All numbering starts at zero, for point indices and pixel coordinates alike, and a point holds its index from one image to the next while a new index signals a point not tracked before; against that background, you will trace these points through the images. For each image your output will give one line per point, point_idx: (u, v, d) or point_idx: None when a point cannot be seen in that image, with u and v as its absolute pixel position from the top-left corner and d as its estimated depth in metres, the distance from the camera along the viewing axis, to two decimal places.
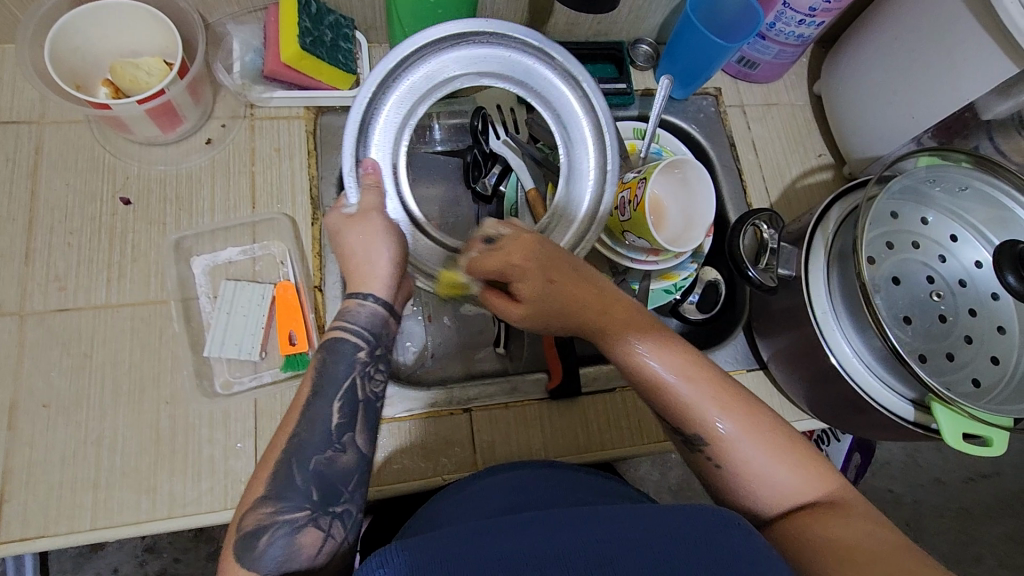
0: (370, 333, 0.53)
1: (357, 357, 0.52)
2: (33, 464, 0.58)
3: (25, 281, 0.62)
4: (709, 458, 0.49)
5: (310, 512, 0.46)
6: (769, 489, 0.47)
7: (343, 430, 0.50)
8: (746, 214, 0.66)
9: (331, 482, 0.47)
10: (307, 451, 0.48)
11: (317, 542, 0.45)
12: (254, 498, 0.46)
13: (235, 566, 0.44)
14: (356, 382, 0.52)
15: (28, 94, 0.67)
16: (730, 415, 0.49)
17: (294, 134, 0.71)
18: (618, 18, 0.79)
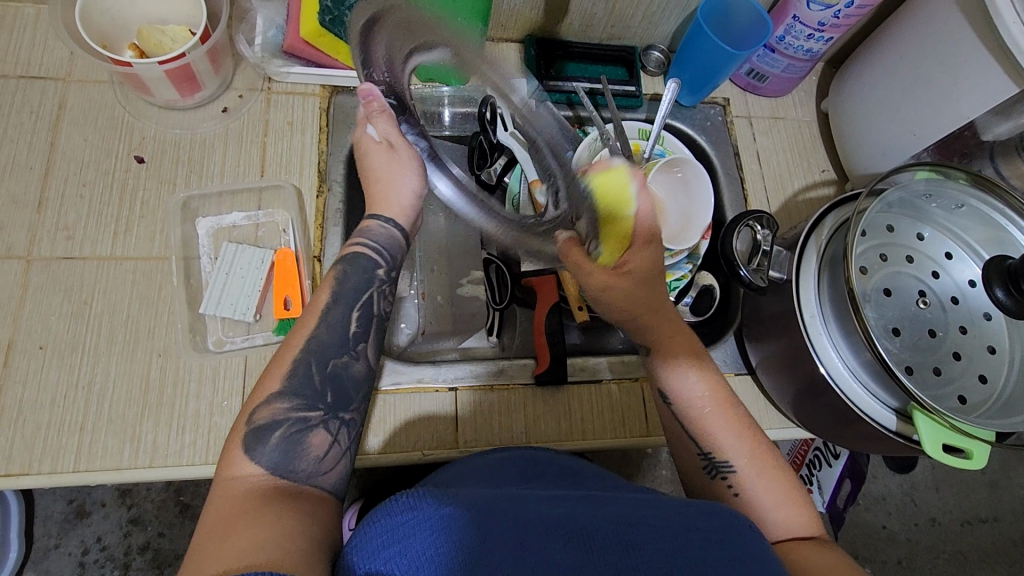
0: (387, 252, 0.60)
1: (375, 273, 0.59)
2: (25, 402, 0.59)
3: (36, 228, 0.64)
4: (728, 485, 0.54)
5: (322, 413, 0.52)
6: (775, 520, 0.52)
7: (358, 340, 0.57)
8: (742, 214, 0.67)
9: (344, 386, 0.54)
10: (327, 353, 0.54)
11: (324, 445, 0.51)
12: (267, 394, 0.51)
13: (241, 455, 0.48)
14: (373, 297, 0.58)
15: (57, 51, 0.70)
16: (759, 453, 0.55)
17: (307, 109, 0.73)
18: (632, 23, 0.81)
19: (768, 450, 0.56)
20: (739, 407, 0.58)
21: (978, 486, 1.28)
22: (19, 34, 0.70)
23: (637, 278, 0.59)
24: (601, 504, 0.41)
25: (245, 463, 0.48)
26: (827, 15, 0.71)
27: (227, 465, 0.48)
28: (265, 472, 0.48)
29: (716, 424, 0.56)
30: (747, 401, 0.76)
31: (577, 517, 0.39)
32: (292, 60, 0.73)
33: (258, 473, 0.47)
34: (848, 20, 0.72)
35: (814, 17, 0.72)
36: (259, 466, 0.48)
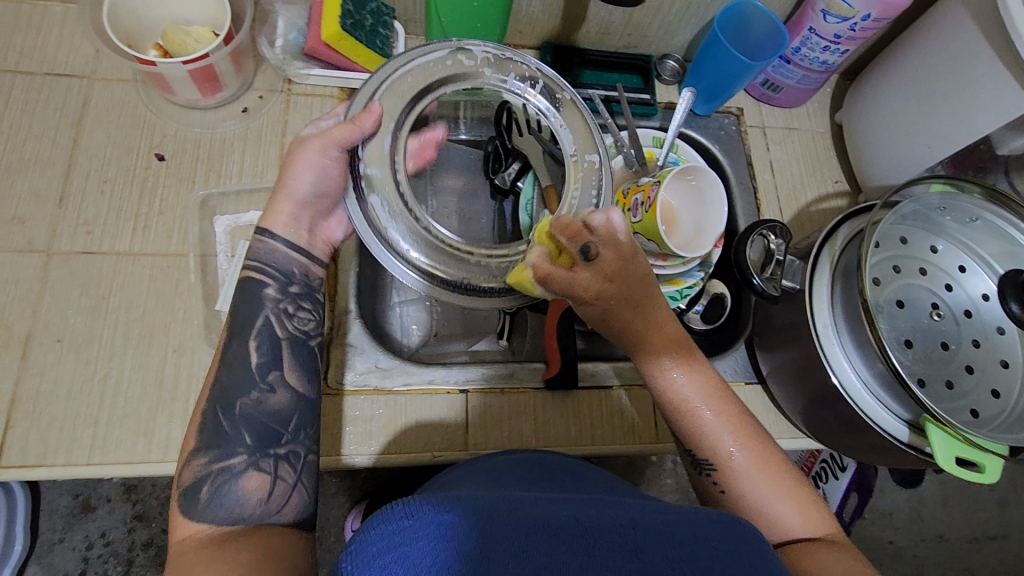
0: (278, 270, 0.56)
1: (267, 294, 0.55)
2: (41, 394, 0.60)
3: (56, 222, 0.65)
4: (716, 483, 0.53)
5: (247, 457, 0.49)
6: (767, 519, 0.51)
7: (267, 370, 0.53)
8: (754, 224, 0.66)
9: (262, 423, 0.51)
10: (232, 394, 0.51)
11: (263, 486, 0.49)
12: (187, 452, 0.49)
13: (184, 520, 0.46)
14: (272, 320, 0.54)
15: (82, 50, 0.71)
16: (747, 450, 0.53)
17: (326, 111, 0.74)
18: (649, 32, 0.82)
19: (758, 446, 0.53)
20: (728, 398, 0.55)
21: (987, 504, 1.26)
22: (46, 31, 0.71)
23: (599, 272, 0.49)
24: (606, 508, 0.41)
25: (187, 523, 0.46)
26: (843, 28, 0.72)
27: (173, 530, 0.47)
28: (211, 526, 0.46)
29: (700, 424, 0.54)
30: (757, 410, 0.76)
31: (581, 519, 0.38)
32: (312, 62, 0.73)
33: (206, 529, 0.46)
34: (864, 33, 0.73)
35: (831, 29, 0.73)
36: (201, 523, 0.46)
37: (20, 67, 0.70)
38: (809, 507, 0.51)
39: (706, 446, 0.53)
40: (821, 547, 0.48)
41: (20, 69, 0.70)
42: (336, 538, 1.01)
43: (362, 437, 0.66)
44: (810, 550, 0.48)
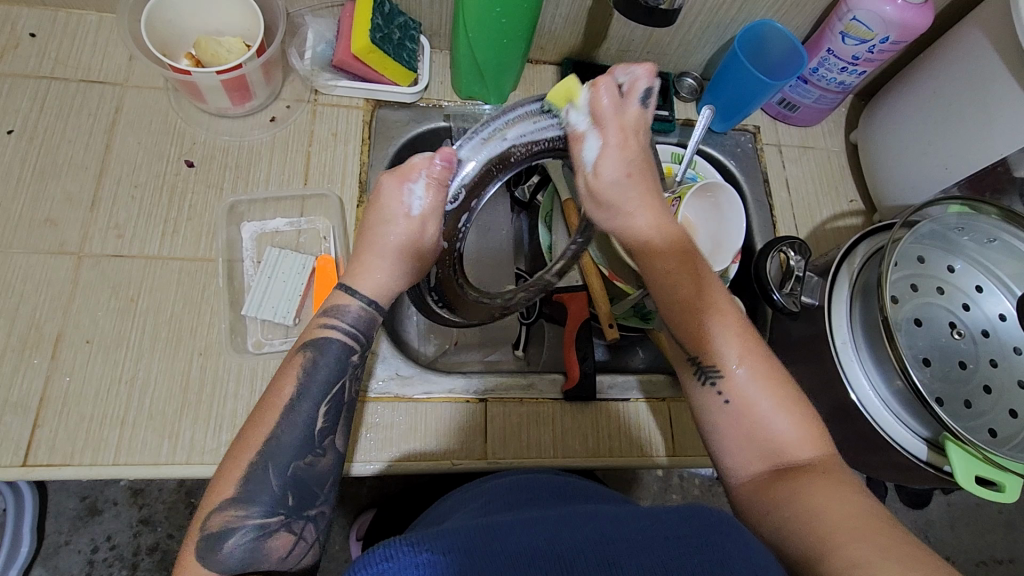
0: (362, 335, 0.55)
1: (349, 360, 0.54)
2: (68, 394, 0.60)
3: (88, 226, 0.66)
4: (718, 393, 0.52)
5: (283, 517, 0.48)
6: (768, 436, 0.50)
7: (325, 434, 0.52)
8: (773, 241, 0.69)
9: (307, 485, 0.50)
10: (286, 458, 0.49)
11: (288, 545, 0.48)
12: (221, 500, 0.47)
13: (198, 566, 0.46)
14: (345, 384, 0.54)
15: (116, 57, 0.73)
16: (751, 362, 0.52)
17: (351, 122, 0.75)
18: (668, 50, 0.83)
19: (762, 361, 0.52)
20: (737, 313, 0.55)
21: (994, 527, 1.26)
22: (81, 39, 0.73)
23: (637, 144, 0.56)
24: (578, 522, 0.42)
25: (200, 569, 0.46)
26: (862, 49, 0.73)
27: (182, 567, 0.46)
28: (218, 575, 0.46)
29: (711, 331, 0.53)
30: None
31: (556, 542, 0.39)
32: (340, 73, 0.75)
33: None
34: (882, 55, 0.74)
35: (849, 51, 0.74)
36: (212, 571, 0.46)
37: (55, 74, 0.71)
38: (811, 432, 0.50)
39: (714, 351, 0.53)
40: (817, 474, 0.47)
41: (56, 75, 0.71)
42: (342, 545, 1.01)
43: (383, 444, 0.66)
44: (816, 479, 0.46)
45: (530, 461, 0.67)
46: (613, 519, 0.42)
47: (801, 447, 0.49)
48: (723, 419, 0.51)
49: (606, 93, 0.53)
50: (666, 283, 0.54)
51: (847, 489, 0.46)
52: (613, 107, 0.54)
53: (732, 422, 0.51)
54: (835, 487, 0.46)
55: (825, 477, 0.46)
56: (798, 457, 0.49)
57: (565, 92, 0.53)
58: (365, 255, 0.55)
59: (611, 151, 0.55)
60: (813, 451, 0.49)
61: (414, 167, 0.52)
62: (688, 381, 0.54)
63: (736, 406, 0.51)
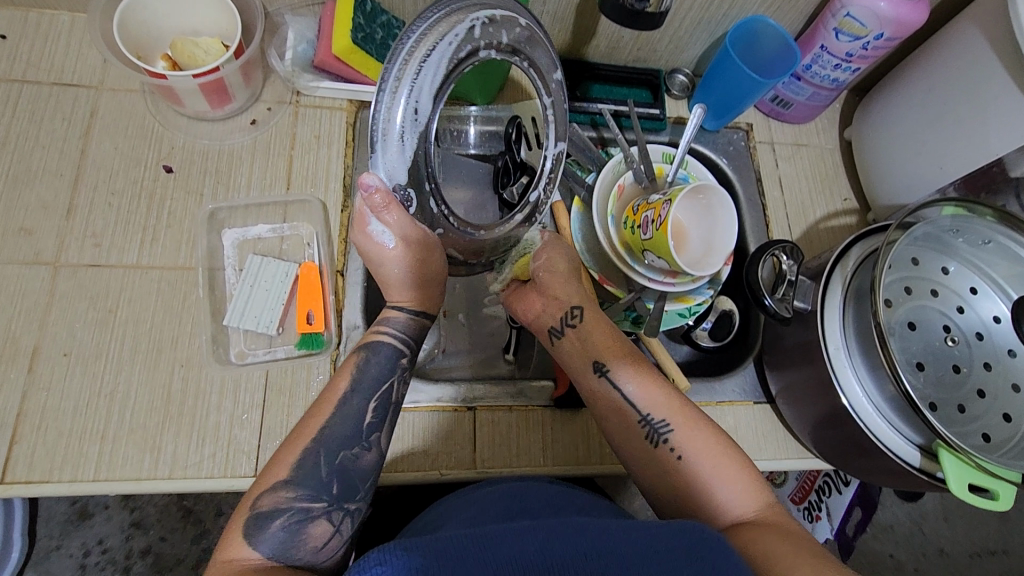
0: (411, 340, 0.56)
1: (397, 361, 0.55)
2: (46, 409, 0.59)
3: (64, 234, 0.65)
4: (672, 451, 0.56)
5: (326, 504, 0.48)
6: (722, 496, 0.53)
7: (372, 430, 0.52)
8: (766, 244, 0.65)
9: (350, 478, 0.50)
10: (336, 443, 0.50)
11: (325, 535, 0.47)
12: (275, 480, 0.48)
13: (239, 543, 0.45)
14: (393, 385, 0.54)
15: (90, 59, 0.71)
16: (690, 431, 0.56)
17: (334, 124, 0.73)
18: (658, 46, 0.81)
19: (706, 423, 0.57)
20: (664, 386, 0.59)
21: (987, 518, 1.26)
22: (54, 41, 0.71)
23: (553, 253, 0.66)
24: (570, 531, 0.41)
25: (242, 547, 0.45)
26: (856, 46, 0.72)
27: (225, 545, 0.46)
28: (261, 556, 0.45)
29: (655, 397, 0.58)
30: (766, 429, 0.75)
31: (549, 556, 0.38)
32: (322, 74, 0.73)
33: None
34: (876, 52, 0.72)
35: (843, 47, 0.72)
36: (256, 552, 0.45)
37: (27, 77, 0.69)
38: (757, 490, 0.53)
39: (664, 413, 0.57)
40: (769, 531, 0.49)
41: (28, 78, 0.69)
42: None
43: None
44: (775, 536, 0.48)
45: (519, 471, 0.67)
46: (606, 531, 0.41)
47: (748, 501, 0.52)
48: (678, 476, 0.55)
49: (372, 184, 0.44)
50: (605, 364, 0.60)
51: (799, 538, 0.48)
52: (388, 200, 0.46)
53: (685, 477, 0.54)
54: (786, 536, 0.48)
55: (775, 529, 0.49)
56: (746, 512, 0.52)
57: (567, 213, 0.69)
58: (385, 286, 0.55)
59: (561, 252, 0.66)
60: (762, 509, 0.52)
61: (359, 216, 0.48)
62: (641, 445, 0.57)
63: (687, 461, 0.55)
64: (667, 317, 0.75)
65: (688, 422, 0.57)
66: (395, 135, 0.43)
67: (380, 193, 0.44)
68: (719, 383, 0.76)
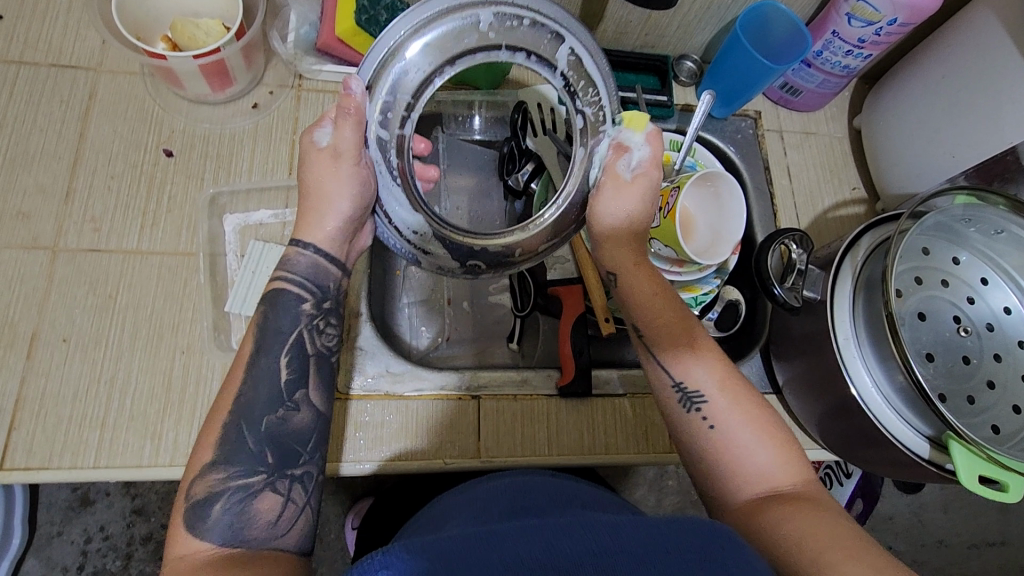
0: (313, 284, 0.54)
1: (301, 309, 0.53)
2: (45, 395, 0.58)
3: (62, 219, 0.64)
4: (704, 419, 0.54)
5: (265, 476, 0.48)
6: (751, 470, 0.52)
7: (295, 389, 0.51)
8: (775, 232, 0.64)
9: (285, 444, 0.49)
10: (256, 412, 0.49)
11: (275, 508, 0.47)
12: (202, 466, 0.47)
13: (186, 534, 0.45)
14: (304, 336, 0.52)
15: (88, 40, 0.70)
16: (733, 399, 0.55)
17: (337, 108, 0.72)
18: (667, 32, 0.80)
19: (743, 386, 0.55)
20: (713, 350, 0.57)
21: (987, 510, 1.26)
22: (51, 22, 0.70)
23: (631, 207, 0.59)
24: (578, 529, 0.40)
25: (188, 538, 0.45)
26: (868, 32, 0.70)
27: (174, 542, 0.45)
28: (213, 545, 0.45)
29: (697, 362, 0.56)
30: None
31: (556, 552, 0.38)
32: (324, 58, 0.72)
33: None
34: (889, 38, 0.71)
35: (855, 33, 0.71)
36: (206, 542, 0.45)
37: (24, 58, 0.68)
38: (793, 460, 0.53)
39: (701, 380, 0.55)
40: (800, 508, 0.48)
41: (25, 59, 0.68)
42: (338, 534, 1.00)
43: (373, 443, 0.64)
44: (801, 514, 0.48)
45: (523, 460, 0.66)
46: (614, 528, 0.41)
47: (782, 471, 0.52)
48: (711, 448, 0.53)
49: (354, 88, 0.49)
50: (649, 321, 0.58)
51: (832, 515, 0.48)
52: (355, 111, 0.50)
53: (717, 447, 0.53)
54: (820, 514, 0.48)
55: (803, 507, 0.49)
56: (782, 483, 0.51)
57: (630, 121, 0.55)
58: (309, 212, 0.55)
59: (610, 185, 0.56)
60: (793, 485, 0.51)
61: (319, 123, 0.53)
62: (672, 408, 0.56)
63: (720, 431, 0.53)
64: None
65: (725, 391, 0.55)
66: (388, 56, 0.49)
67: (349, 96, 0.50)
68: None
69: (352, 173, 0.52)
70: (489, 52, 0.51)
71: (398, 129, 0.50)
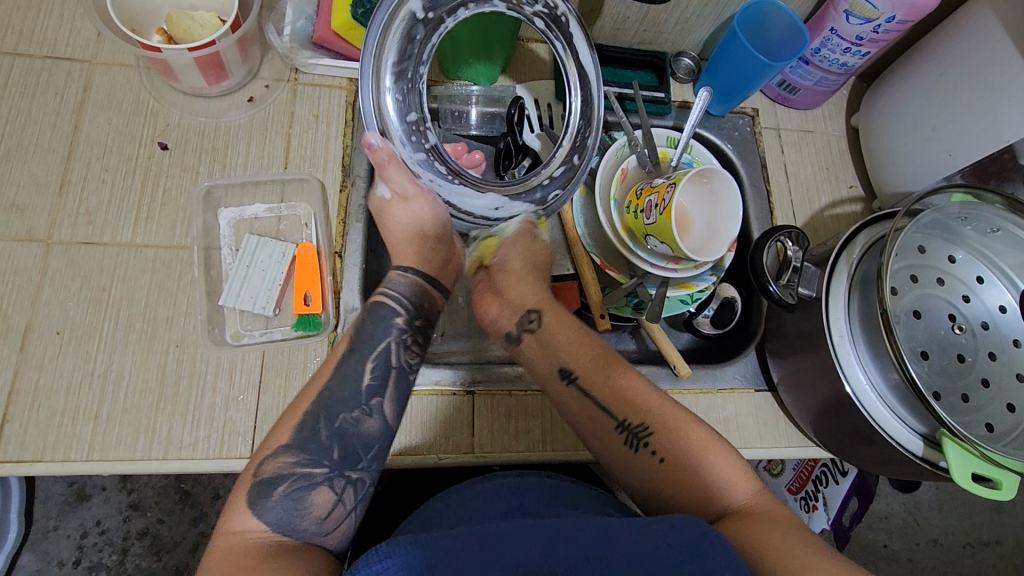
0: (408, 303, 0.62)
1: (394, 322, 0.60)
2: (39, 387, 0.58)
3: (57, 211, 0.63)
4: (652, 451, 0.56)
5: (327, 471, 0.51)
6: (711, 488, 0.53)
7: (372, 394, 0.56)
8: (771, 230, 0.65)
9: (352, 444, 0.53)
10: (336, 408, 0.54)
11: (328, 504, 0.50)
12: (276, 447, 0.52)
13: (246, 510, 0.48)
14: (391, 347, 0.58)
15: (84, 32, 0.69)
16: (672, 426, 0.56)
17: (333, 102, 0.72)
18: (665, 28, 0.80)
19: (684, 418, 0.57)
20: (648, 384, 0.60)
21: (982, 509, 1.26)
22: (46, 13, 0.69)
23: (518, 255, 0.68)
24: (572, 533, 0.40)
25: (247, 517, 0.48)
26: (867, 29, 0.70)
27: (229, 516, 0.49)
28: (269, 527, 0.48)
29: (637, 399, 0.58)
30: (767, 418, 0.75)
31: (551, 557, 0.38)
32: (321, 52, 0.71)
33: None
34: (888, 35, 0.71)
35: (853, 31, 0.71)
36: (262, 521, 0.48)
37: (19, 50, 0.68)
38: (745, 478, 0.54)
39: (643, 417, 0.57)
40: (762, 520, 0.49)
41: (20, 51, 0.68)
42: None
43: None
44: (766, 524, 0.48)
45: (518, 456, 0.66)
46: (608, 529, 0.41)
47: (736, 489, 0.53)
48: (666, 475, 0.55)
49: (373, 139, 0.57)
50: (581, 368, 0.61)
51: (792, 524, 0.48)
52: (389, 161, 0.60)
53: (670, 472, 0.55)
54: (776, 524, 0.48)
55: (766, 518, 0.49)
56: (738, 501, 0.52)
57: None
58: (400, 247, 0.65)
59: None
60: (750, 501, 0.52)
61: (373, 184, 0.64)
62: (619, 446, 0.57)
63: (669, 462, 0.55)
64: (671, 304, 0.75)
65: (667, 422, 0.57)
66: (379, 101, 0.56)
67: (379, 151, 0.58)
68: (719, 370, 0.76)
69: (423, 204, 0.63)
70: (450, 16, 0.55)
71: (426, 143, 0.58)
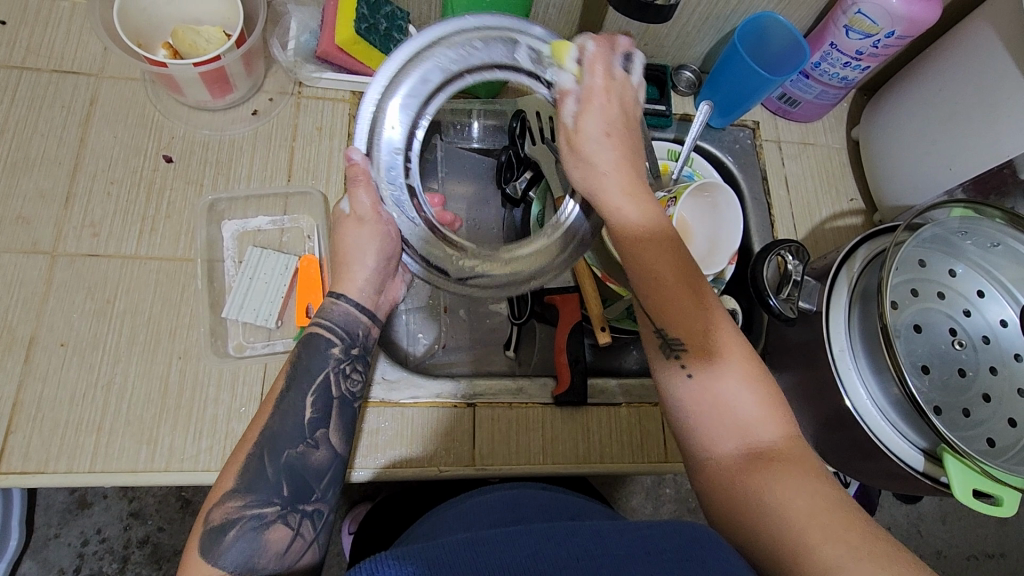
0: (344, 330, 0.57)
1: (330, 352, 0.56)
2: (42, 400, 0.59)
3: (62, 224, 0.64)
4: (681, 365, 0.49)
5: (278, 509, 0.49)
6: (735, 425, 0.47)
7: (316, 426, 0.53)
8: (772, 243, 0.65)
9: (302, 477, 0.51)
10: (280, 443, 0.51)
11: (285, 540, 0.49)
12: (221, 493, 0.49)
13: (201, 556, 0.46)
14: (330, 378, 0.55)
15: (91, 46, 0.70)
16: (713, 338, 0.49)
17: (337, 115, 0.73)
18: (666, 42, 0.80)
19: (732, 338, 0.50)
20: (693, 281, 0.51)
21: (986, 520, 1.25)
22: (54, 28, 0.70)
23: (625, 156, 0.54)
24: (557, 540, 0.40)
25: (203, 563, 0.46)
26: (866, 44, 0.71)
27: (187, 563, 0.47)
28: (225, 571, 0.46)
29: (683, 306, 0.50)
30: None
31: (542, 560, 0.38)
32: (324, 65, 0.72)
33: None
34: (887, 50, 0.72)
35: (853, 45, 0.71)
36: (217, 566, 0.46)
37: (26, 63, 0.68)
38: (775, 412, 0.48)
39: (682, 329, 0.50)
40: (783, 471, 0.44)
41: (27, 65, 0.68)
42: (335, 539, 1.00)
43: (369, 451, 0.64)
44: (791, 479, 0.44)
45: (518, 469, 0.66)
46: (604, 538, 0.41)
47: (763, 426, 0.47)
48: (690, 396, 0.49)
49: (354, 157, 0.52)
50: (628, 245, 0.52)
51: (818, 483, 0.44)
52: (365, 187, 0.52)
53: (697, 393, 0.48)
54: (804, 481, 0.44)
55: (789, 469, 0.45)
56: (762, 442, 0.46)
57: (555, 51, 0.55)
58: (341, 268, 0.57)
59: (594, 105, 0.53)
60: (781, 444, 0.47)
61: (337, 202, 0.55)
62: (653, 351, 0.51)
63: (698, 382, 0.48)
64: None
65: (705, 341, 0.49)
66: (373, 122, 0.52)
67: (356, 166, 0.52)
68: None
69: (373, 232, 0.54)
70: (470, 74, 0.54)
71: (407, 177, 0.53)
